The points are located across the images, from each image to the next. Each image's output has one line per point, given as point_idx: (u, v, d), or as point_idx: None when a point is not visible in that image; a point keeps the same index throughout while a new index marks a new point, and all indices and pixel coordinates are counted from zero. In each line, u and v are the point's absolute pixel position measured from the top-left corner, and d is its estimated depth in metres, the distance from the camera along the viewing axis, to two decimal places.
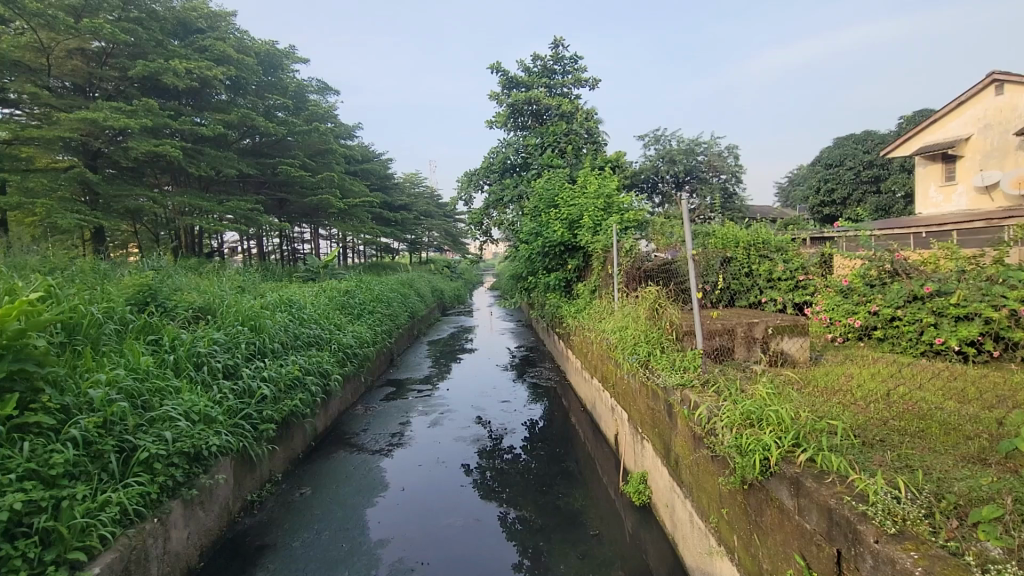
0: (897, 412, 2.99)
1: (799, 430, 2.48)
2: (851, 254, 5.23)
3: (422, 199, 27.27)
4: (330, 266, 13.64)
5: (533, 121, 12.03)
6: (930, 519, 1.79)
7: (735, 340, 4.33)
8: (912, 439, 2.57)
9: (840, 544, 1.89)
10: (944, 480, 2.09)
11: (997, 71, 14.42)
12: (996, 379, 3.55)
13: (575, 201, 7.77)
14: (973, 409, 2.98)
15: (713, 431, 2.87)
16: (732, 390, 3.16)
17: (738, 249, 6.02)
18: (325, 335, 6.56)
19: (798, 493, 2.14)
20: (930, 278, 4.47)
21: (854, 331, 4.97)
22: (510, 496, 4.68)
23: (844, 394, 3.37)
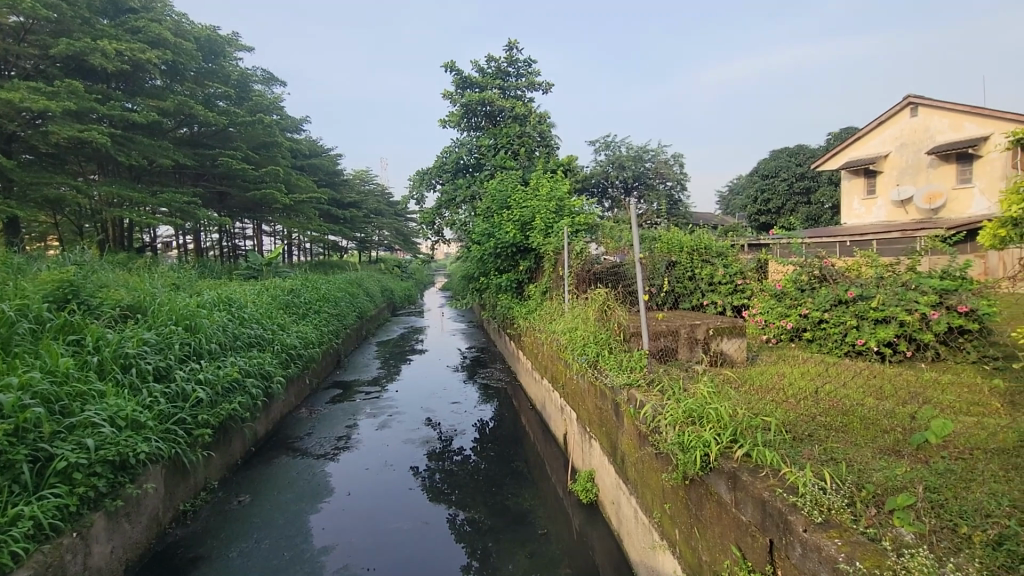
0: (823, 408, 3.20)
1: (736, 427, 2.61)
2: (784, 261, 5.55)
3: (373, 197, 26.69)
4: (274, 264, 13.11)
5: (487, 122, 12.03)
6: (852, 507, 1.93)
7: (678, 341, 4.52)
8: (835, 434, 2.77)
9: (772, 535, 2.00)
10: (864, 471, 2.26)
11: (912, 95, 15.75)
12: (910, 377, 3.87)
13: (527, 203, 7.86)
14: (889, 405, 3.23)
15: (657, 430, 2.98)
16: (675, 389, 3.29)
17: (682, 253, 6.29)
18: (267, 335, 6.29)
19: (735, 486, 2.25)
20: (852, 284, 4.84)
21: (786, 333, 5.27)
22: (459, 498, 4.66)
23: (777, 392, 3.59)
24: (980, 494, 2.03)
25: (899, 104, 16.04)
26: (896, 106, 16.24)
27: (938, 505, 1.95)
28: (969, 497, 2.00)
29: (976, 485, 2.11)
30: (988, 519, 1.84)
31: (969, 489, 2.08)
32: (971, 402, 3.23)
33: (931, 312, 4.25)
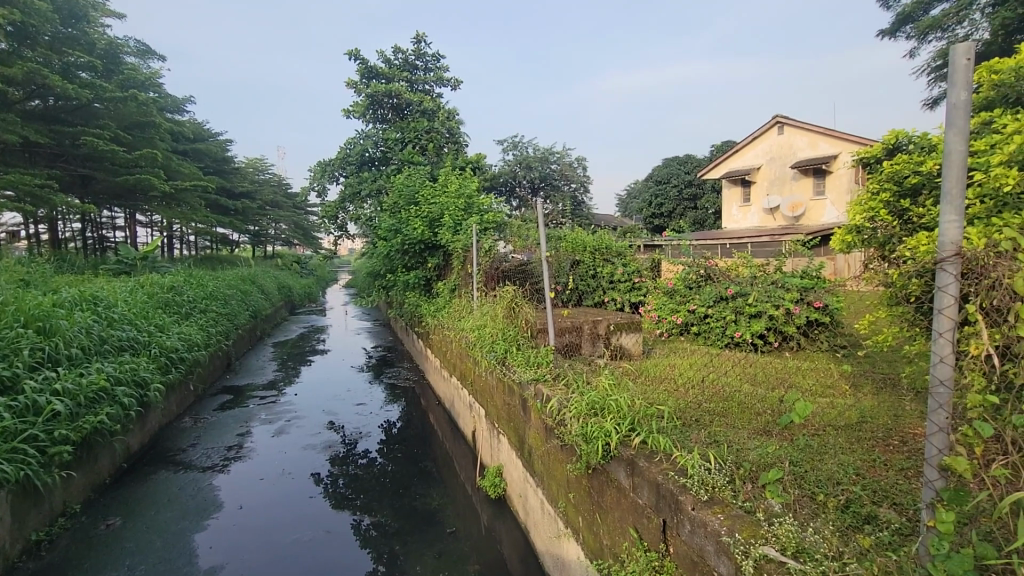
0: (709, 395, 3.54)
1: (634, 416, 2.78)
2: (675, 261, 6.03)
3: (268, 188, 24.90)
4: (151, 257, 11.76)
5: (393, 115, 11.71)
6: (732, 484, 2.16)
7: (581, 336, 4.75)
8: (718, 418, 3.08)
9: (665, 514, 2.18)
10: (742, 450, 2.53)
11: (780, 115, 17.80)
12: (777, 365, 4.39)
13: (436, 200, 7.79)
14: (762, 390, 3.65)
15: (562, 422, 3.10)
16: (580, 383, 3.44)
17: (586, 253, 6.61)
18: (142, 338, 5.63)
19: (633, 472, 2.42)
20: (731, 282, 5.36)
21: (677, 327, 5.70)
22: (365, 502, 4.51)
23: (669, 382, 3.90)
24: (832, 465, 2.36)
25: (769, 122, 18.03)
26: (767, 124, 18.23)
27: (800, 478, 2.24)
28: (824, 469, 2.32)
29: (829, 457, 2.46)
30: (838, 487, 2.16)
31: (823, 461, 2.42)
32: (824, 385, 3.74)
33: (793, 306, 4.86)
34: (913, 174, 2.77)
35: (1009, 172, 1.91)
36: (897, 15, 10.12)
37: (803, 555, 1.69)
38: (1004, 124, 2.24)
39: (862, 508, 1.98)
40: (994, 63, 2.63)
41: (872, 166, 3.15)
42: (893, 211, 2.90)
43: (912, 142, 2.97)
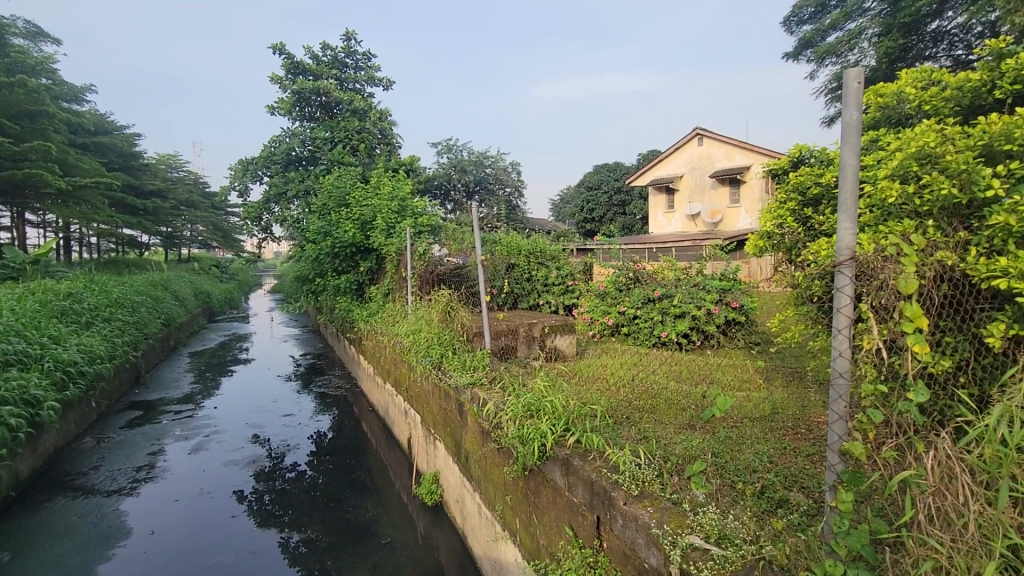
0: (638, 393, 3.69)
1: (569, 416, 2.83)
2: (607, 264, 6.24)
3: (182, 187, 23.17)
4: (44, 261, 10.58)
5: (322, 113, 11.31)
6: (661, 478, 2.26)
7: (517, 339, 4.81)
8: (647, 415, 3.22)
9: (599, 511, 2.24)
10: (670, 444, 2.66)
11: (699, 128, 18.91)
12: (700, 362, 4.65)
13: (368, 202, 7.59)
14: (687, 387, 3.86)
15: (499, 425, 3.12)
16: (515, 385, 3.46)
17: (521, 256, 6.70)
18: (33, 351, 5.05)
19: (568, 471, 2.48)
20: (658, 285, 5.62)
21: (608, 329, 5.89)
22: (293, 518, 4.30)
23: (601, 381, 4.03)
24: (749, 454, 2.54)
25: (689, 134, 19.10)
26: (687, 135, 19.30)
27: (721, 468, 2.38)
28: (742, 458, 2.49)
29: (747, 447, 2.64)
30: (754, 474, 2.32)
31: (742, 451, 2.59)
32: (741, 380, 4.01)
33: (713, 307, 5.18)
34: (814, 186, 3.03)
35: (892, 185, 2.13)
36: (799, 40, 11.11)
37: (725, 541, 1.79)
38: (888, 141, 2.49)
39: (775, 493, 2.14)
40: (880, 87, 2.93)
41: (780, 177, 3.41)
42: (798, 219, 3.16)
43: (813, 156, 3.25)
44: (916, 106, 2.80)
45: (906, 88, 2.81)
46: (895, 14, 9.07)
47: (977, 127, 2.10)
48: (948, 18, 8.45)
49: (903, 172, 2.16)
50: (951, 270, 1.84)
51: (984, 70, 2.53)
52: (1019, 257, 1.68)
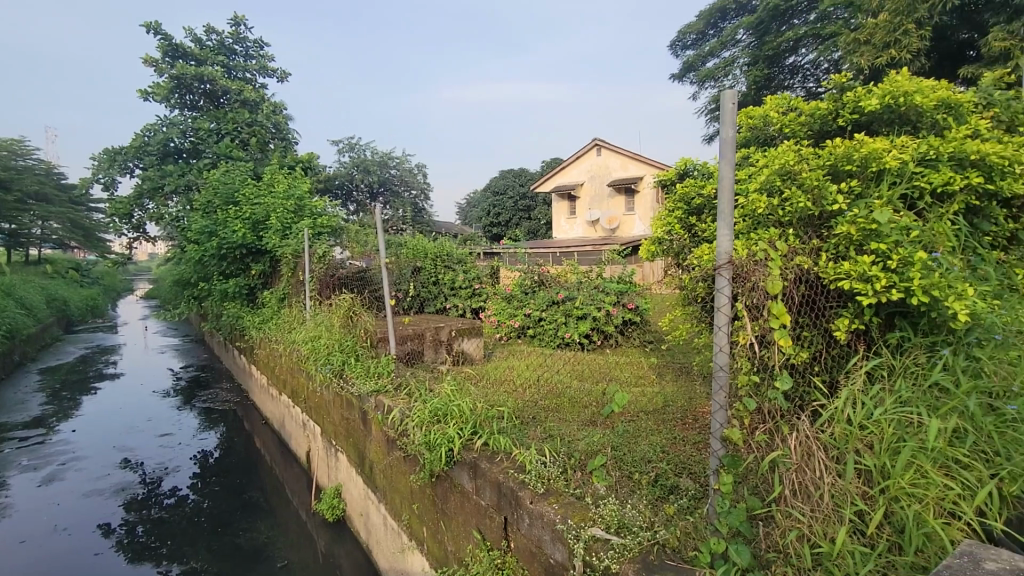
0: (543, 394, 3.79)
1: (476, 418, 2.83)
2: (513, 267, 6.34)
3: (30, 177, 19.98)
4: None
5: (206, 102, 10.36)
6: (564, 474, 2.33)
7: (424, 344, 4.73)
8: (551, 414, 3.31)
9: (506, 511, 2.27)
10: (573, 441, 2.77)
11: (598, 139, 19.91)
12: (600, 361, 4.89)
13: (260, 200, 7.07)
14: (588, 385, 4.03)
15: (405, 432, 3.04)
16: (421, 390, 3.39)
17: (427, 259, 6.62)
18: None
19: (475, 474, 2.49)
20: (562, 287, 5.82)
21: (514, 331, 6.00)
22: (173, 549, 3.88)
23: (508, 383, 4.08)
24: (644, 446, 2.71)
25: (589, 144, 20.04)
26: (587, 145, 20.25)
27: (620, 461, 2.51)
28: (638, 450, 2.65)
29: (642, 439, 2.81)
30: (648, 464, 2.48)
31: (638, 443, 2.76)
32: (637, 376, 4.27)
33: (612, 308, 5.47)
34: (697, 196, 3.31)
35: (761, 197, 2.39)
36: (684, 63, 12.14)
37: (624, 530, 1.89)
38: (758, 158, 2.79)
39: (667, 481, 2.30)
40: (750, 109, 3.29)
41: (669, 187, 3.69)
42: (685, 226, 3.43)
43: (696, 169, 3.55)
44: (778, 128, 3.16)
45: (770, 112, 3.16)
46: (761, 47, 10.22)
47: (826, 149, 2.42)
48: (802, 54, 9.66)
49: (769, 186, 2.43)
50: (808, 273, 2.10)
51: (830, 100, 2.93)
52: (858, 262, 1.97)
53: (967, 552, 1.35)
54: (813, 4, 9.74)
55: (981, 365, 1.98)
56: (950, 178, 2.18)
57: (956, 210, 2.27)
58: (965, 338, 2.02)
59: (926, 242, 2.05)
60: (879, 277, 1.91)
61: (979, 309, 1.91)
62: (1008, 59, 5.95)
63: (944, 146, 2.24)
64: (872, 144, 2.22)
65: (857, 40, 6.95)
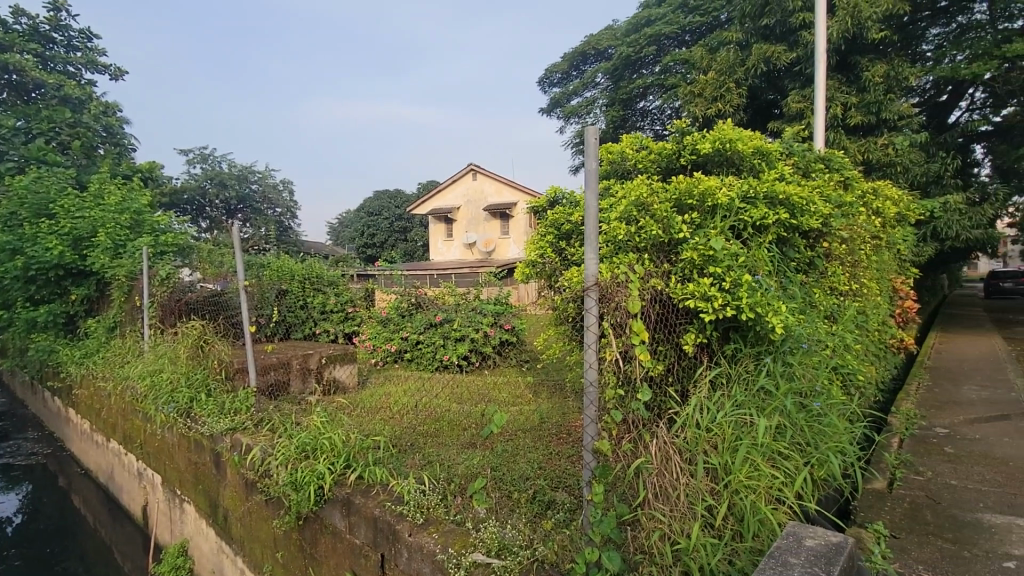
0: (422, 419, 3.70)
1: (349, 451, 2.66)
2: (388, 290, 6.17)
3: None
4: None
5: (11, 94, 8.73)
6: (444, 501, 2.28)
7: (290, 373, 4.36)
8: (431, 439, 3.24)
9: (383, 548, 2.18)
10: (453, 465, 2.73)
11: (474, 164, 20.38)
12: (479, 382, 4.92)
13: (83, 213, 6.06)
14: (467, 407, 4.03)
15: (267, 473, 2.75)
16: (287, 424, 3.09)
17: (293, 282, 6.18)
18: None
19: (349, 511, 2.34)
20: (439, 310, 5.79)
21: (391, 355, 5.80)
22: None
23: (384, 411, 3.91)
24: (522, 464, 2.77)
25: (464, 169, 20.39)
26: (462, 170, 20.60)
27: (499, 481, 2.54)
28: (516, 468, 2.69)
29: (520, 457, 2.87)
30: (526, 481, 2.53)
31: (516, 461, 2.81)
32: (515, 395, 4.37)
33: (490, 329, 5.56)
34: (566, 222, 3.53)
35: (621, 224, 2.62)
36: (551, 98, 13.03)
37: (505, 551, 1.90)
38: (618, 189, 3.06)
39: (545, 496, 2.37)
40: (610, 145, 3.61)
41: (541, 213, 3.89)
42: (555, 250, 3.63)
43: (564, 197, 3.78)
44: (634, 164, 3.51)
45: (627, 149, 3.51)
46: (617, 90, 11.36)
47: (671, 184, 2.74)
48: (650, 100, 10.89)
49: (627, 216, 2.68)
50: (661, 294, 2.33)
51: (674, 142, 3.34)
52: (700, 283, 2.24)
53: (792, 532, 1.57)
54: (658, 58, 11.02)
55: (794, 370, 2.37)
56: (765, 213, 2.59)
57: (770, 240, 2.70)
58: (781, 347, 2.40)
59: (751, 266, 2.40)
60: (717, 296, 2.19)
61: (790, 323, 2.28)
62: (802, 118, 7.31)
63: (760, 185, 2.66)
64: (707, 183, 2.57)
65: (693, 92, 8.04)
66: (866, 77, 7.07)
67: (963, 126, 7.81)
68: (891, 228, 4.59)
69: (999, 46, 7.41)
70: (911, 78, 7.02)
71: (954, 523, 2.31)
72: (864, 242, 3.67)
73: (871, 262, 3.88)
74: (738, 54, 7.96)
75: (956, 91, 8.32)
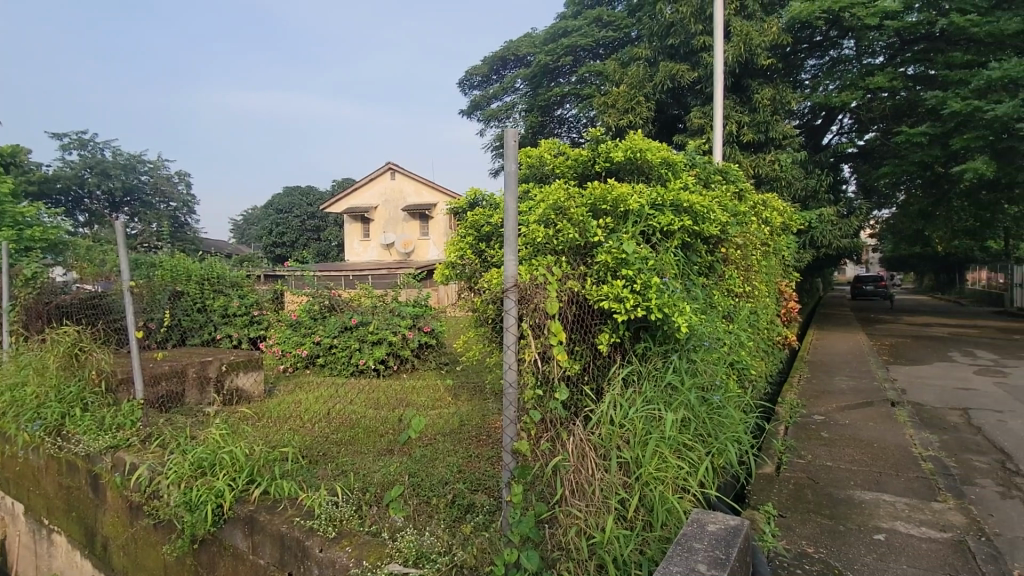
0: (335, 426, 3.53)
1: (253, 465, 2.47)
2: (298, 291, 5.81)
3: None
4: None
5: None
6: (359, 512, 2.18)
7: (185, 383, 3.98)
8: (345, 448, 3.09)
9: (291, 566, 2.06)
10: (369, 474, 2.62)
11: (392, 163, 19.86)
12: (396, 386, 4.78)
13: None
14: (384, 412, 3.90)
15: (156, 494, 2.49)
16: (181, 438, 2.80)
17: (189, 283, 5.60)
18: None
19: (252, 531, 2.19)
20: (354, 312, 5.56)
21: (302, 361, 5.51)
22: None
23: (293, 420, 3.68)
24: (441, 468, 2.72)
25: (382, 167, 19.80)
26: (380, 168, 20.00)
27: (417, 488, 2.47)
28: (435, 473, 2.64)
29: (438, 462, 2.82)
30: (445, 486, 2.48)
31: (435, 466, 2.76)
32: (434, 399, 4.29)
33: (408, 332, 5.43)
34: (487, 224, 3.55)
35: (539, 227, 2.66)
36: (471, 100, 13.04)
37: (422, 559, 1.86)
38: (537, 192, 3.10)
39: (464, 499, 2.34)
40: (529, 150, 3.68)
41: (460, 215, 3.86)
42: (475, 251, 3.61)
43: (484, 200, 3.80)
44: (552, 168, 3.60)
45: (545, 154, 3.59)
46: (535, 97, 11.62)
47: (587, 189, 2.83)
48: (567, 108, 11.23)
49: (545, 219, 2.73)
50: (578, 295, 2.39)
51: (589, 149, 3.47)
52: (614, 285, 2.32)
53: (697, 519, 1.68)
54: (574, 68, 11.39)
55: (697, 366, 2.55)
56: (671, 220, 2.75)
57: (676, 245, 2.86)
58: (686, 345, 2.57)
59: (659, 269, 2.54)
60: (629, 298, 2.29)
61: (694, 323, 2.44)
62: (703, 133, 7.90)
63: (667, 194, 2.82)
64: (619, 189, 2.69)
65: (607, 103, 8.37)
66: (756, 99, 7.76)
67: (835, 148, 8.84)
68: (778, 236, 5.07)
69: (863, 78, 8.47)
70: (793, 103, 7.83)
71: (831, 501, 2.59)
72: (756, 249, 4.02)
73: (761, 266, 4.26)
74: (647, 70, 8.42)
75: (829, 116, 9.39)
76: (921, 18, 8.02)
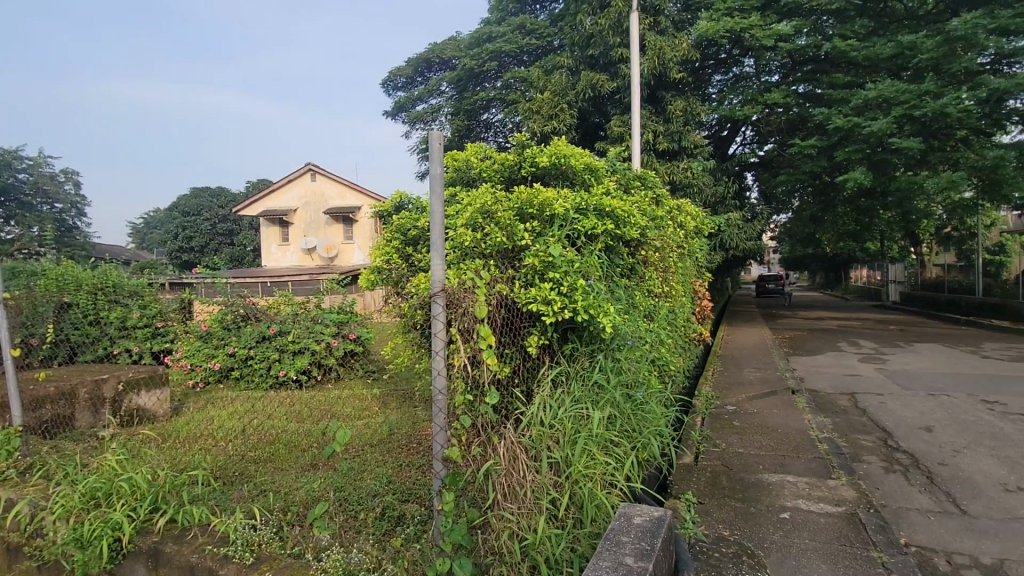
0: (252, 443, 3.31)
1: (157, 491, 2.26)
2: (206, 301, 5.39)
3: None
4: None
5: None
6: (280, 534, 2.06)
7: (75, 406, 3.58)
8: (263, 466, 2.90)
9: None
10: (291, 492, 2.47)
11: (312, 164, 19.02)
12: (319, 398, 4.55)
13: None
14: (306, 425, 3.71)
15: (40, 531, 2.20)
16: (69, 467, 2.51)
17: (80, 293, 5.04)
18: None
19: (157, 563, 2.00)
20: (272, 321, 5.25)
21: (214, 375, 5.12)
22: None
23: (205, 439, 3.40)
24: (370, 480, 2.62)
25: (301, 168, 18.89)
26: (299, 169, 19.09)
27: (344, 503, 2.36)
28: (363, 486, 2.53)
29: (367, 474, 2.72)
30: (373, 498, 2.40)
31: (363, 478, 2.66)
32: (360, 409, 4.14)
33: (333, 340, 5.20)
34: (413, 228, 3.48)
35: (467, 231, 2.65)
36: (396, 102, 12.79)
37: None
38: (464, 195, 3.08)
39: (394, 511, 2.27)
40: (456, 153, 3.66)
41: (385, 218, 3.77)
42: (402, 255, 3.53)
43: (411, 203, 3.73)
44: (479, 172, 3.60)
45: (471, 158, 3.60)
46: (461, 100, 11.61)
47: (514, 193, 2.85)
48: (492, 113, 11.32)
49: (473, 222, 2.73)
50: (506, 298, 2.41)
51: (515, 154, 3.50)
52: (541, 288, 2.36)
53: (624, 513, 1.74)
54: (499, 73, 11.51)
55: (620, 364, 2.65)
56: (595, 224, 2.84)
57: (600, 248, 2.96)
58: (610, 345, 2.66)
59: (585, 271, 2.61)
60: (556, 300, 2.33)
61: (618, 323, 2.52)
62: (622, 140, 8.25)
63: (590, 199, 2.91)
64: (544, 194, 2.73)
65: (531, 110, 8.53)
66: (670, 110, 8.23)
67: (740, 157, 9.56)
68: (692, 239, 5.38)
69: (762, 94, 9.22)
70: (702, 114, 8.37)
71: (742, 485, 2.78)
72: (672, 251, 4.25)
73: (678, 267, 4.51)
74: (568, 79, 8.69)
75: (733, 128, 10.15)
76: (810, 41, 8.86)
